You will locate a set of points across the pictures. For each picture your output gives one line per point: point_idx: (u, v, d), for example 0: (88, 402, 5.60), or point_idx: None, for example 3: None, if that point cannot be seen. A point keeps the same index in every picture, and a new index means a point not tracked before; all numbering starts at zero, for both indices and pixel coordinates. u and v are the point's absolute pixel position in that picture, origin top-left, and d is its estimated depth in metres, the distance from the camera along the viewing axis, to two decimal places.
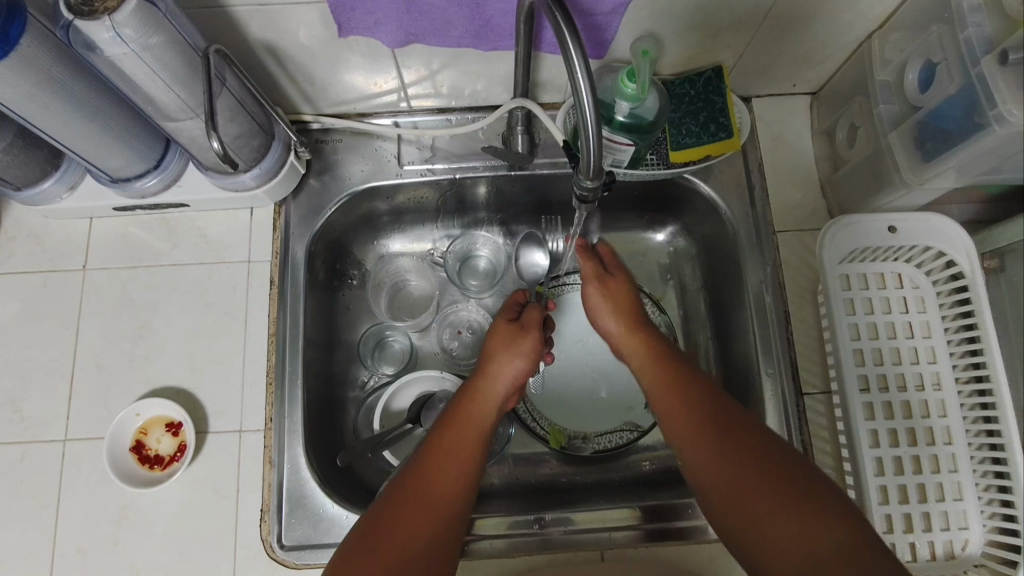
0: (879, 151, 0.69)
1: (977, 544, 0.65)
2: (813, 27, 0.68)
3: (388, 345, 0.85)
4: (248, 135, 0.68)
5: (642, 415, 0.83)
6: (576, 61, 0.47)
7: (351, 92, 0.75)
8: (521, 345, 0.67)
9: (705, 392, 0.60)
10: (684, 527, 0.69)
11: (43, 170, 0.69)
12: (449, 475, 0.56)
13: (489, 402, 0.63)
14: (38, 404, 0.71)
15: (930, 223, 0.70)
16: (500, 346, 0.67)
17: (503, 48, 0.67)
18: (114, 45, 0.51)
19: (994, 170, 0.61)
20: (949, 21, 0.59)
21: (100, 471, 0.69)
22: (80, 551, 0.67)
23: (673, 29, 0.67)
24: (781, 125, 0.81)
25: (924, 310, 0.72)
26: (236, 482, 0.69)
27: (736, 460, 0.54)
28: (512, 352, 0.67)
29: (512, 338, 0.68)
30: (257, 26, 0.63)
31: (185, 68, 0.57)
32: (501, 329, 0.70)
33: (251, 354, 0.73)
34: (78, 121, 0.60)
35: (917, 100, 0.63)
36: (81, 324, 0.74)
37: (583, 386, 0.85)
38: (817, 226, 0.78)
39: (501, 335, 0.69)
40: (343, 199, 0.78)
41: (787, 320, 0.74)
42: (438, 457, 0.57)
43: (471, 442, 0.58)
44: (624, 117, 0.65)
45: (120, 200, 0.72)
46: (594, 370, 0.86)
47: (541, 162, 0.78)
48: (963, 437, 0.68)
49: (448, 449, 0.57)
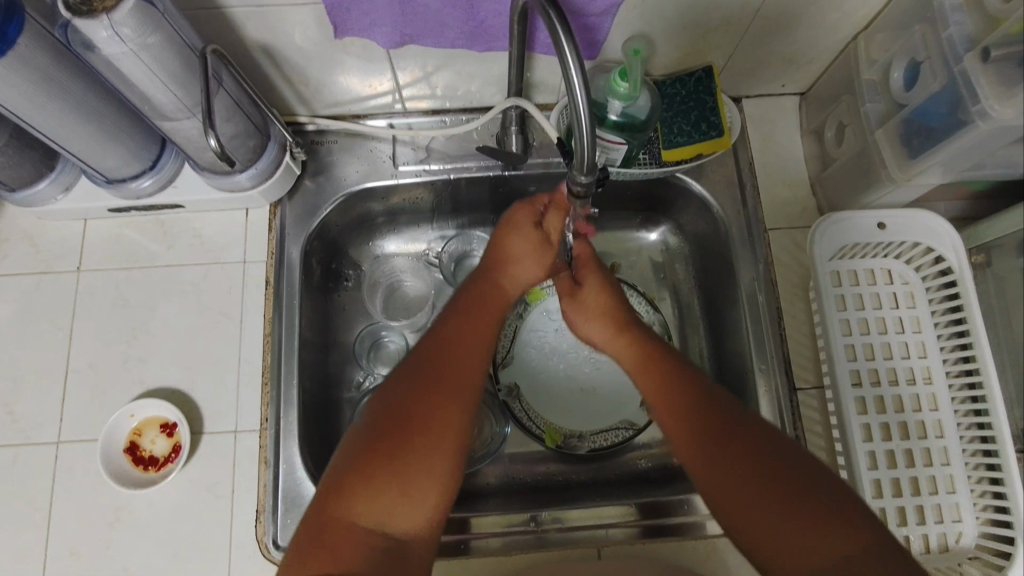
0: (866, 149, 0.71)
1: (970, 536, 0.66)
2: (801, 27, 0.69)
3: (383, 346, 0.84)
4: (245, 136, 0.68)
5: (636, 413, 0.83)
6: (570, 58, 0.48)
7: (346, 93, 0.76)
8: (543, 255, 0.67)
9: (673, 370, 0.61)
10: (689, 523, 0.70)
11: (37, 171, 0.69)
12: (467, 376, 0.58)
13: (507, 302, 0.66)
14: (30, 407, 0.71)
15: (918, 219, 0.71)
16: (521, 250, 0.66)
17: (497, 48, 0.68)
18: (112, 44, 0.51)
19: (978, 165, 0.62)
20: (933, 20, 0.61)
21: (93, 473, 0.69)
22: (74, 554, 0.66)
23: (664, 29, 0.68)
24: (771, 125, 0.82)
25: (914, 306, 0.73)
26: (232, 482, 0.69)
27: (714, 450, 0.55)
28: (533, 261, 0.67)
29: (535, 244, 0.66)
30: (253, 26, 0.63)
31: (182, 67, 0.58)
32: (527, 234, 0.66)
33: (247, 353, 0.73)
34: (73, 121, 0.60)
35: (903, 98, 0.65)
36: (74, 325, 0.74)
37: (579, 384, 0.86)
38: (807, 224, 0.79)
39: (527, 241, 0.66)
40: (338, 199, 0.79)
41: (779, 316, 0.75)
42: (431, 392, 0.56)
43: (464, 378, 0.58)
44: (616, 116, 0.66)
45: (115, 201, 0.72)
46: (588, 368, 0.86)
47: (533, 162, 0.79)
48: (954, 430, 0.69)
49: (467, 343, 0.60)
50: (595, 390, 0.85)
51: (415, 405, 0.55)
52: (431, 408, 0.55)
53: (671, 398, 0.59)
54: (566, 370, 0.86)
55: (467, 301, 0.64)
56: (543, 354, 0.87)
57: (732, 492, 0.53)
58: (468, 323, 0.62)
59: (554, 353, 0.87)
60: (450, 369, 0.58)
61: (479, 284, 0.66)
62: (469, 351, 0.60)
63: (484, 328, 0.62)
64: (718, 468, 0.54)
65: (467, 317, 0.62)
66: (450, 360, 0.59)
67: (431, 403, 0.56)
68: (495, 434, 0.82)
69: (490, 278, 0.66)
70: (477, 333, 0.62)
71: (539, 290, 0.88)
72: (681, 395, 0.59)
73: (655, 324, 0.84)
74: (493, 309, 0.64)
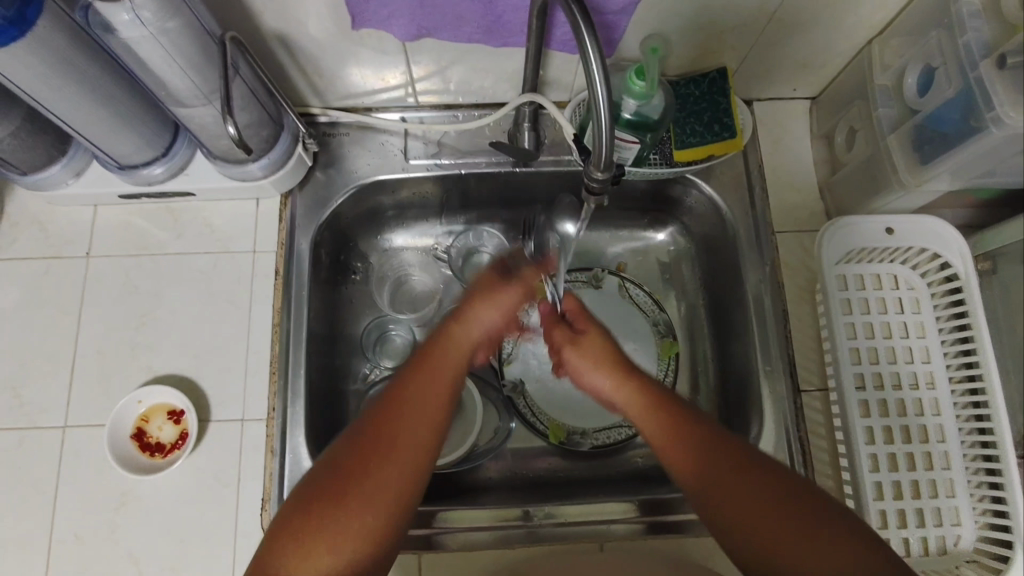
0: (877, 154, 0.71)
1: (969, 539, 0.67)
2: (816, 31, 0.69)
3: (389, 339, 0.84)
4: (259, 125, 0.68)
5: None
6: (590, 54, 0.48)
7: (360, 85, 0.76)
8: (499, 298, 0.63)
9: (685, 416, 0.59)
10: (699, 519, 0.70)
11: (50, 155, 0.69)
12: (410, 433, 0.53)
13: (465, 352, 0.60)
14: (37, 391, 0.71)
15: (925, 226, 0.72)
16: (479, 293, 0.63)
17: (513, 44, 0.68)
18: (133, 28, 0.52)
19: (988, 173, 0.62)
20: (948, 28, 0.61)
21: (99, 459, 0.69)
22: (78, 538, 0.66)
23: (680, 30, 0.68)
24: (781, 129, 0.83)
25: (919, 311, 0.74)
26: (237, 471, 0.69)
27: (738, 493, 0.53)
28: (491, 303, 0.62)
29: (494, 287, 0.64)
30: (271, 15, 0.63)
31: (200, 54, 0.58)
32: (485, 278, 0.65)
33: (255, 343, 0.73)
34: (89, 105, 0.60)
35: (916, 104, 0.65)
36: (82, 310, 0.73)
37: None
38: (815, 228, 0.79)
39: (483, 284, 0.64)
40: (349, 191, 0.79)
41: (785, 318, 0.76)
42: (366, 448, 0.52)
43: (407, 423, 0.54)
44: (630, 115, 0.67)
45: (126, 187, 0.72)
46: None
47: (544, 159, 0.79)
48: (955, 435, 0.69)
49: (418, 394, 0.55)
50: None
51: (350, 462, 0.52)
52: (366, 464, 0.52)
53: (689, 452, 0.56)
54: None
55: (425, 346, 0.59)
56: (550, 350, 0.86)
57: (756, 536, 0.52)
58: (424, 369, 0.57)
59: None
60: (390, 420, 0.54)
61: (441, 326, 0.61)
62: (420, 401, 0.55)
63: (442, 378, 0.57)
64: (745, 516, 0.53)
65: (422, 363, 0.57)
66: (393, 412, 0.54)
67: (368, 459, 0.52)
68: (500, 429, 0.82)
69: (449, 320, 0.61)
70: (430, 383, 0.56)
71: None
72: (699, 446, 0.56)
73: (661, 324, 0.86)
74: (452, 358, 0.58)
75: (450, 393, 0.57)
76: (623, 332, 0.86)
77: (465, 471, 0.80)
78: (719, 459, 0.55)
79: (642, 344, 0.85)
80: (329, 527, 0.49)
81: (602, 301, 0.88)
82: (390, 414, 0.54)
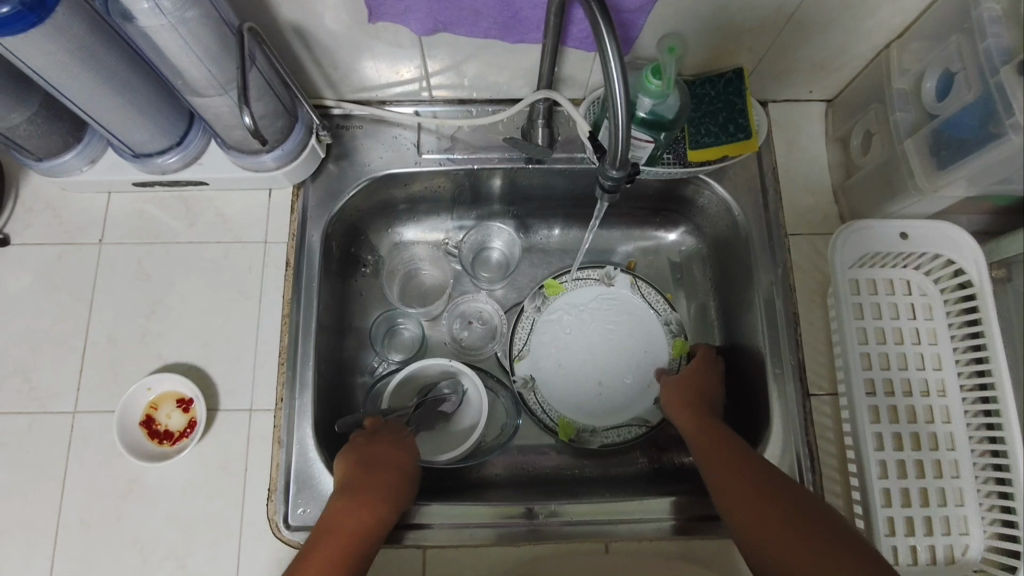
0: (893, 159, 0.71)
1: (977, 550, 0.66)
2: (834, 34, 0.69)
3: (398, 333, 0.85)
4: (273, 116, 0.68)
5: (650, 410, 0.82)
6: (610, 51, 0.48)
7: (374, 79, 0.76)
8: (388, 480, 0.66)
9: (732, 442, 0.67)
10: (715, 521, 0.70)
11: (65, 142, 0.69)
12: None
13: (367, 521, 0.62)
14: (47, 376, 0.71)
15: (941, 230, 0.71)
16: (376, 468, 0.66)
17: (529, 40, 0.68)
18: (152, 17, 0.52)
19: (1007, 180, 0.62)
20: (969, 32, 0.60)
21: (108, 445, 0.69)
22: (85, 523, 0.67)
23: (697, 29, 0.68)
24: (796, 131, 0.82)
25: (931, 318, 0.73)
26: (244, 460, 0.69)
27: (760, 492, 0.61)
28: (392, 458, 0.69)
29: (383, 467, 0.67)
30: (288, 7, 0.63)
31: (217, 44, 0.58)
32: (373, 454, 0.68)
33: (264, 333, 0.73)
34: (106, 93, 0.60)
35: (934, 108, 0.65)
36: (94, 297, 0.74)
37: (593, 379, 0.84)
38: (828, 231, 0.79)
39: (374, 463, 0.67)
40: (361, 184, 0.79)
41: (796, 322, 0.75)
42: None
43: None
44: (645, 113, 0.66)
45: (140, 175, 0.72)
46: (614, 367, 0.85)
47: (558, 156, 0.79)
48: (965, 443, 0.69)
49: (328, 547, 0.59)
50: (610, 385, 0.84)
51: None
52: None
53: (730, 463, 0.65)
54: (588, 364, 0.85)
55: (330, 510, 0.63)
56: (560, 344, 0.85)
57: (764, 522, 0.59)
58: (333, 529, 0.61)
59: (571, 345, 0.85)
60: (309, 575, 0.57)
61: (337, 501, 0.63)
62: (327, 552, 0.59)
63: (343, 537, 0.60)
64: (760, 510, 0.60)
65: (331, 527, 0.61)
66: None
67: None
68: (506, 425, 0.82)
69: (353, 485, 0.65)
70: (336, 539, 0.60)
71: (558, 284, 0.86)
72: (736, 462, 0.65)
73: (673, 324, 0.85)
74: (356, 527, 0.61)
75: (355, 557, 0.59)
76: (635, 332, 0.86)
77: (471, 467, 0.80)
78: (751, 473, 0.63)
79: (654, 345, 0.85)
80: None
81: (617, 298, 0.87)
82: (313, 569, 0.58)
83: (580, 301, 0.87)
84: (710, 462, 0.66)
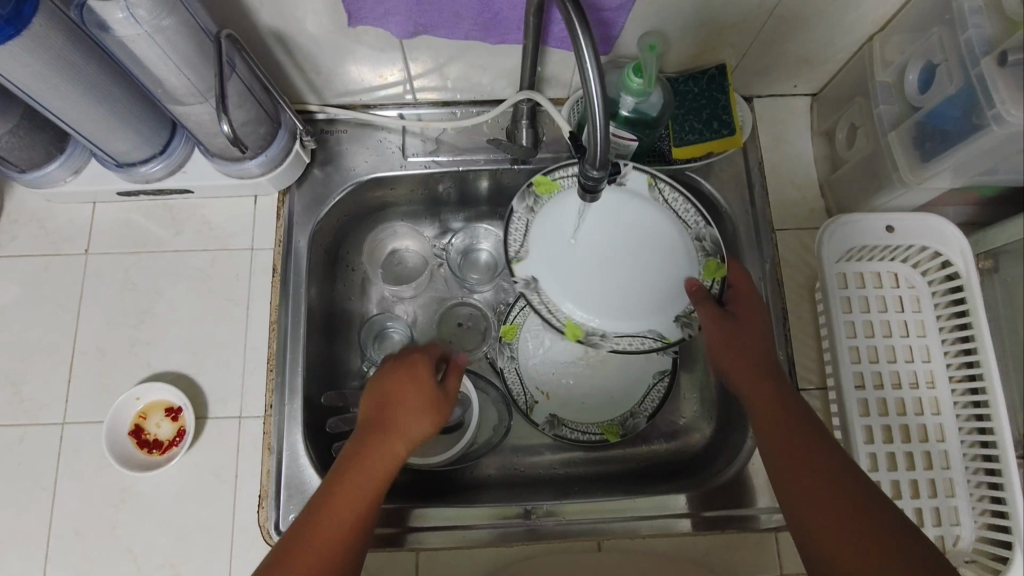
0: (878, 151, 0.71)
1: (968, 540, 0.66)
2: (817, 27, 0.69)
3: (387, 336, 0.85)
4: (255, 122, 0.68)
5: (670, 326, 0.66)
6: (586, 52, 0.47)
7: (357, 83, 0.75)
8: (423, 407, 0.60)
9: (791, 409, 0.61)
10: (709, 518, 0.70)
11: (48, 153, 0.69)
12: (330, 554, 0.52)
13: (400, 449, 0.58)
14: (36, 388, 0.71)
15: (927, 222, 0.71)
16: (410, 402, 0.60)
17: (510, 41, 0.68)
18: (128, 27, 0.51)
19: (991, 170, 0.62)
20: (950, 24, 0.60)
21: (98, 456, 0.69)
22: (77, 534, 0.67)
23: (679, 26, 0.68)
24: (782, 125, 0.82)
25: (919, 310, 0.73)
26: (235, 467, 0.69)
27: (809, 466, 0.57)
28: (422, 415, 0.60)
29: (418, 392, 0.61)
30: (267, 13, 0.63)
31: (195, 52, 0.58)
32: (404, 382, 0.62)
33: (252, 340, 0.73)
34: (85, 103, 0.60)
35: (917, 100, 0.65)
36: (81, 307, 0.74)
37: (608, 304, 0.65)
38: (815, 225, 0.79)
39: (405, 391, 0.61)
40: (347, 189, 0.79)
41: (785, 316, 0.75)
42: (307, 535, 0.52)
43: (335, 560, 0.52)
44: (628, 112, 0.67)
45: (125, 184, 0.72)
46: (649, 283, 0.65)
47: (543, 156, 0.79)
48: (955, 434, 0.69)
49: (337, 510, 0.54)
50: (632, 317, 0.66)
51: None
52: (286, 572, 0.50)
53: (790, 438, 0.59)
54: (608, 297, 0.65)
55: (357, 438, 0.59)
56: (565, 267, 0.66)
57: (812, 497, 0.55)
58: (342, 486, 0.55)
59: (577, 267, 0.65)
60: (312, 538, 0.52)
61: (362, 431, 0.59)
62: (337, 511, 0.54)
63: (350, 496, 0.54)
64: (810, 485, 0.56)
65: (340, 480, 0.55)
66: (333, 499, 0.54)
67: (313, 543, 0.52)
68: (499, 426, 0.82)
69: (375, 428, 0.59)
70: (344, 498, 0.54)
71: (550, 181, 0.70)
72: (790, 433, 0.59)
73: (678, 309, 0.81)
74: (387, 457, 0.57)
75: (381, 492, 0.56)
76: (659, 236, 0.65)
77: (464, 469, 0.80)
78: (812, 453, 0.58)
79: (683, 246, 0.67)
80: None
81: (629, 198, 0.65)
82: (339, 495, 0.54)
83: (596, 215, 0.64)
84: (767, 432, 0.61)
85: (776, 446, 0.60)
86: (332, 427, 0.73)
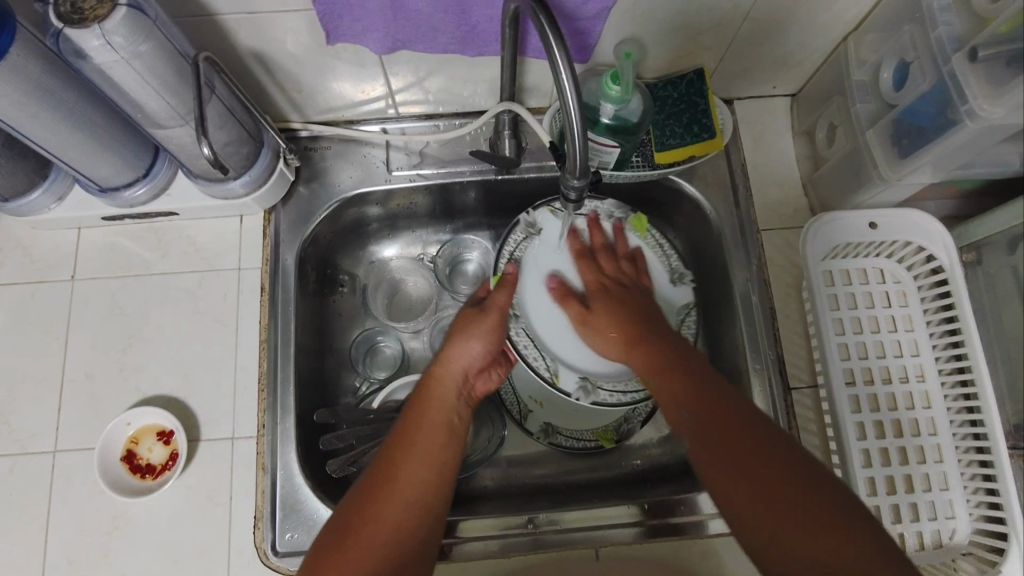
0: (857, 148, 0.71)
1: (964, 532, 0.66)
2: (792, 30, 0.69)
3: (379, 350, 0.85)
4: (237, 143, 0.68)
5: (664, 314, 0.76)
6: (560, 62, 0.47)
7: (339, 100, 0.76)
8: (479, 327, 0.69)
9: (745, 420, 0.55)
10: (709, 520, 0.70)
11: (31, 181, 0.69)
12: (422, 485, 0.58)
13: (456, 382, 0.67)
14: (26, 417, 0.70)
15: (910, 218, 0.71)
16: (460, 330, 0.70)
17: (489, 53, 0.68)
18: (105, 53, 0.51)
19: (968, 164, 0.62)
20: (920, 22, 0.61)
21: (90, 482, 0.68)
22: (71, 563, 0.66)
23: (655, 33, 0.68)
24: (763, 127, 0.83)
25: (905, 305, 0.73)
26: (229, 489, 0.68)
27: (786, 496, 0.49)
28: (475, 336, 0.69)
29: (476, 316, 0.70)
30: (246, 34, 0.63)
31: (173, 75, 0.58)
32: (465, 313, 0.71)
33: (242, 360, 0.73)
34: (64, 130, 0.60)
35: (893, 98, 0.65)
36: (69, 334, 0.73)
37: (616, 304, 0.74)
38: (799, 224, 0.79)
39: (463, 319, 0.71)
40: (333, 205, 0.79)
41: (773, 318, 0.76)
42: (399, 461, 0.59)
43: (423, 471, 0.59)
44: (609, 119, 0.67)
45: (109, 209, 0.72)
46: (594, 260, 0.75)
47: (528, 166, 0.79)
48: (946, 427, 0.69)
49: (412, 455, 0.60)
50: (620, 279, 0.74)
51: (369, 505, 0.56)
52: (381, 519, 0.56)
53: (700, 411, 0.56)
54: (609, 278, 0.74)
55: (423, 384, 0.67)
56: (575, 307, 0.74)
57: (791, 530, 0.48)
58: (413, 434, 0.61)
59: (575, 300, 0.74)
60: (391, 483, 0.58)
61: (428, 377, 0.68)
62: (415, 457, 0.60)
63: (427, 440, 0.61)
64: (805, 539, 0.47)
65: (415, 427, 0.62)
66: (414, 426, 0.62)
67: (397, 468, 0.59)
68: (493, 436, 0.82)
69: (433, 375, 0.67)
70: (424, 442, 0.61)
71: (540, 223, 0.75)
72: (747, 454, 0.52)
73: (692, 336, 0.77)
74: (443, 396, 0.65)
75: (449, 426, 0.63)
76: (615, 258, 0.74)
77: (460, 482, 0.80)
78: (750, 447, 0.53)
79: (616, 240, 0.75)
80: (368, 531, 0.55)
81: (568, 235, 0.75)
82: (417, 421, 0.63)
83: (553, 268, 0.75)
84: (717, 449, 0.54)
85: (715, 468, 0.53)
86: (326, 444, 0.72)
